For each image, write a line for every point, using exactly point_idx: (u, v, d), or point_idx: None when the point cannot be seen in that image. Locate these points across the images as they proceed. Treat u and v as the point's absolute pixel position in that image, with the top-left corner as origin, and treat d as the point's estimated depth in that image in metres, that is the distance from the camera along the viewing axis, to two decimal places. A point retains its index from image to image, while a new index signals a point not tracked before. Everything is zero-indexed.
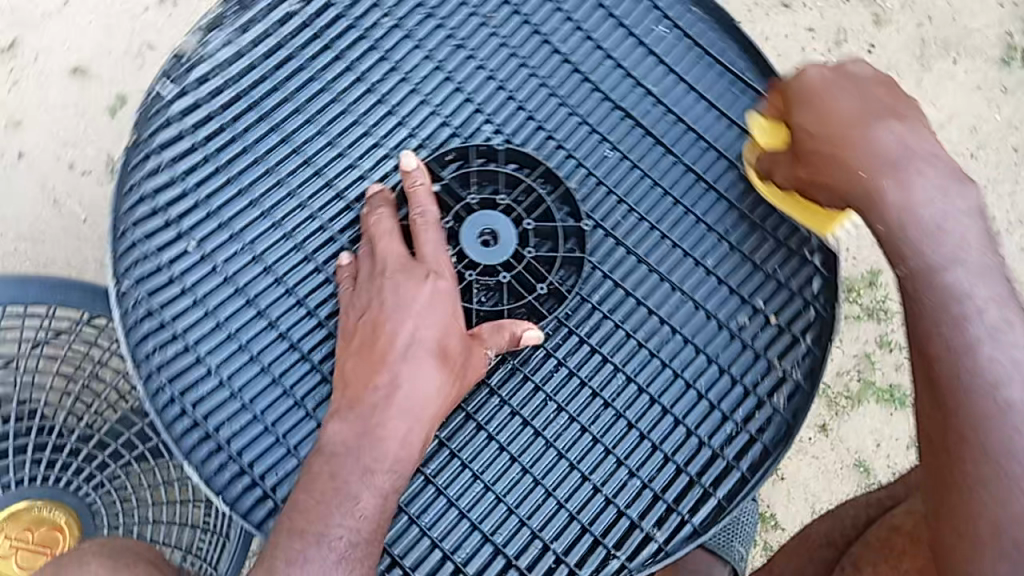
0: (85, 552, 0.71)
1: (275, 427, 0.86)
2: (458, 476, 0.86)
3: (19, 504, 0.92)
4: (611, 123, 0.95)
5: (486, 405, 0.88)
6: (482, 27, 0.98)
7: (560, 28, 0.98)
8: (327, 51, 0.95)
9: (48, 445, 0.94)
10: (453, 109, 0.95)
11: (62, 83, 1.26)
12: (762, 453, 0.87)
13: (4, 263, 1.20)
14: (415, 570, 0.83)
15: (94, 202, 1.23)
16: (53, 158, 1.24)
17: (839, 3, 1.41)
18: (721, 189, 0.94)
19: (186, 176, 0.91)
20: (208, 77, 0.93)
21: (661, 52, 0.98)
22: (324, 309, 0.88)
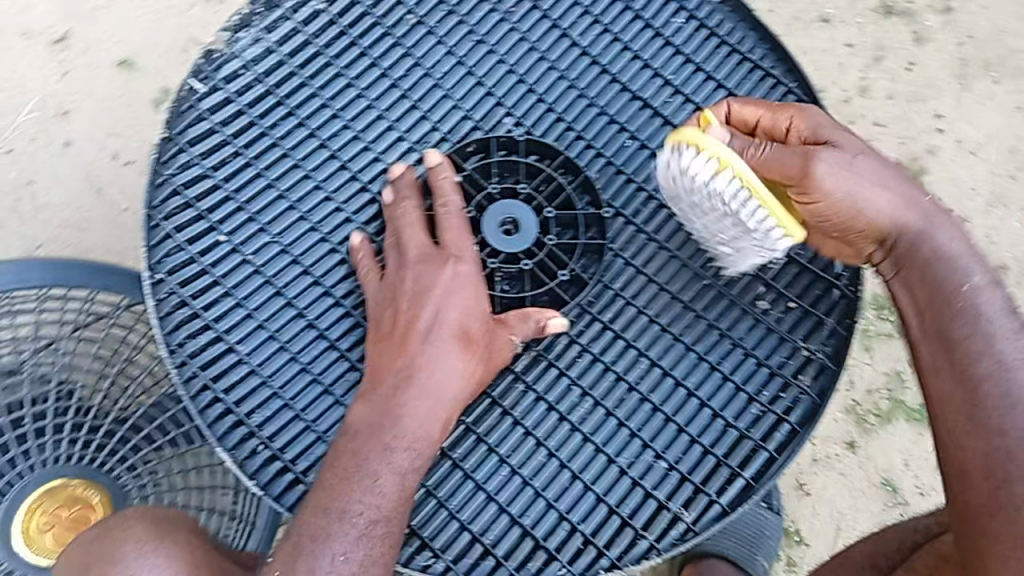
0: (130, 516, 0.76)
1: (305, 413, 0.86)
2: (485, 461, 0.86)
3: (55, 481, 0.92)
4: (634, 115, 0.96)
5: (511, 391, 0.88)
6: (503, 22, 0.99)
7: (579, 22, 1.00)
8: (353, 47, 0.97)
9: (84, 426, 0.95)
10: (475, 103, 0.96)
11: (109, 75, 1.28)
12: (791, 431, 0.87)
13: (48, 249, 1.23)
14: (444, 553, 0.84)
15: (136, 192, 1.25)
16: (98, 147, 1.26)
17: (878, 19, 1.42)
18: None
19: (218, 170, 0.92)
20: (238, 75, 0.95)
21: (683, 47, 0.99)
22: (351, 299, 0.90)
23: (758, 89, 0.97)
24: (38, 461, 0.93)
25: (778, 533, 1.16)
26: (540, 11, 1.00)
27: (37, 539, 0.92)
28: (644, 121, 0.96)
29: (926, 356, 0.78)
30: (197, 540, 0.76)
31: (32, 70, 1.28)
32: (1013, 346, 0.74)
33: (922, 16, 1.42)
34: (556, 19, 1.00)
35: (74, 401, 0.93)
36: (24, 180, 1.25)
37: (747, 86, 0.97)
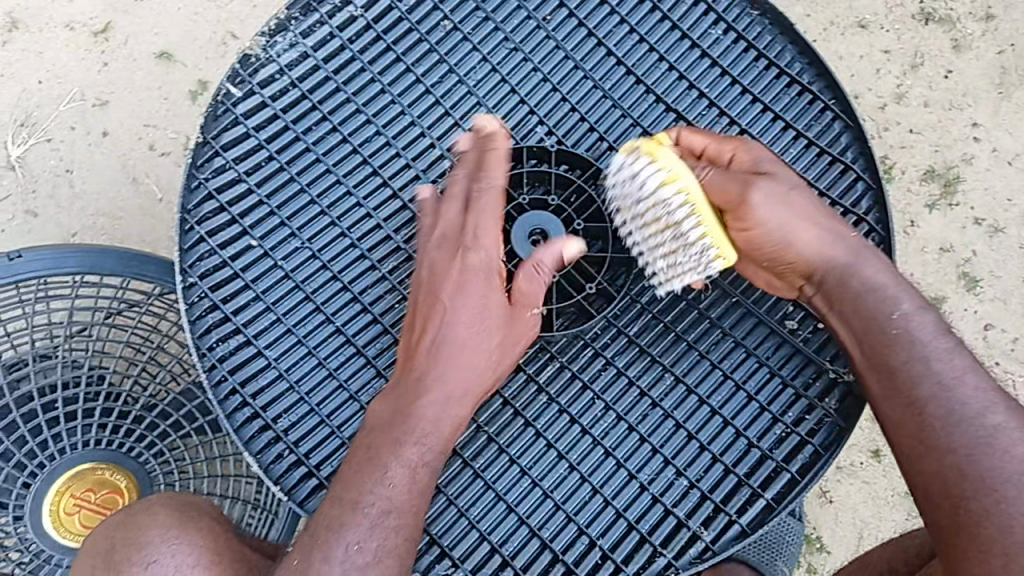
0: (154, 502, 0.78)
1: (331, 419, 0.88)
2: (506, 471, 0.87)
3: (85, 464, 0.94)
4: (667, 128, 0.95)
5: (534, 402, 0.89)
6: (538, 29, 0.98)
7: (614, 31, 0.98)
8: (388, 53, 0.96)
9: (115, 411, 0.95)
10: (507, 111, 0.95)
11: (147, 67, 1.30)
12: (812, 454, 0.88)
13: (84, 236, 1.25)
14: (463, 562, 0.84)
15: (171, 183, 1.27)
16: (135, 137, 1.28)
17: (917, 26, 1.39)
18: None
19: (251, 174, 0.93)
20: (274, 79, 0.95)
21: (719, 58, 0.97)
22: (379, 306, 0.90)
23: (795, 103, 0.96)
24: (66, 445, 0.94)
25: (800, 538, 1.16)
26: (576, 19, 0.98)
27: (66, 520, 0.93)
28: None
29: (875, 385, 0.79)
30: (220, 528, 0.77)
31: (72, 60, 1.30)
32: (950, 365, 0.77)
33: (963, 23, 1.40)
34: (592, 27, 0.98)
35: (104, 389, 0.93)
36: (62, 169, 1.27)
37: (783, 100, 0.96)
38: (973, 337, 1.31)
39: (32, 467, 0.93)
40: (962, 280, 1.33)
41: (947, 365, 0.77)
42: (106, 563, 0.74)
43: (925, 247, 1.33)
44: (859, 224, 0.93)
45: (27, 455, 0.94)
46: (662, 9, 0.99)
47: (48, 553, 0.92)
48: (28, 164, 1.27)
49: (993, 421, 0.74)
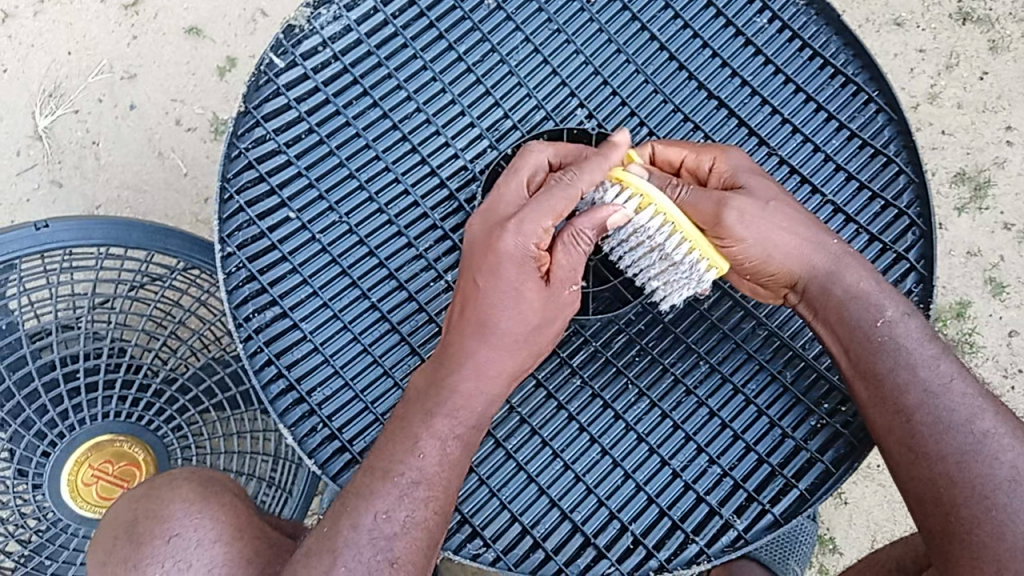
0: (177, 476, 0.78)
1: (364, 394, 0.88)
2: (539, 453, 0.87)
3: (102, 436, 0.93)
4: (710, 116, 0.94)
5: (567, 385, 0.89)
6: (582, 11, 0.96)
7: (659, 16, 0.96)
8: (431, 30, 0.94)
9: (134, 384, 0.95)
10: (549, 93, 0.94)
11: (176, 41, 1.30)
12: (847, 444, 0.86)
13: (107, 209, 1.26)
14: (495, 542, 0.85)
15: (197, 159, 1.27)
16: (162, 112, 1.28)
17: (955, 25, 1.37)
18: (825, 187, 0.92)
19: (291, 146, 0.91)
20: (317, 50, 0.93)
21: (763, 47, 0.96)
22: (415, 283, 0.90)
23: (837, 95, 0.94)
24: (80, 417, 0.93)
25: (812, 538, 1.14)
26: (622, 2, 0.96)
27: (84, 491, 0.94)
28: (719, 122, 0.94)
29: (863, 394, 0.80)
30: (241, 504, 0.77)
31: (102, 32, 1.29)
32: (936, 372, 0.78)
33: (1002, 23, 1.37)
34: (638, 11, 0.96)
35: (127, 361, 0.93)
36: (88, 141, 1.27)
37: (827, 92, 0.95)
38: (995, 343, 1.30)
39: (52, 436, 0.92)
40: (989, 285, 1.31)
41: (932, 373, 0.78)
42: (128, 534, 0.74)
43: (952, 251, 1.32)
44: (899, 218, 0.92)
45: (48, 425, 0.94)
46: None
47: (66, 523, 0.93)
48: (55, 135, 1.27)
49: (981, 427, 0.75)
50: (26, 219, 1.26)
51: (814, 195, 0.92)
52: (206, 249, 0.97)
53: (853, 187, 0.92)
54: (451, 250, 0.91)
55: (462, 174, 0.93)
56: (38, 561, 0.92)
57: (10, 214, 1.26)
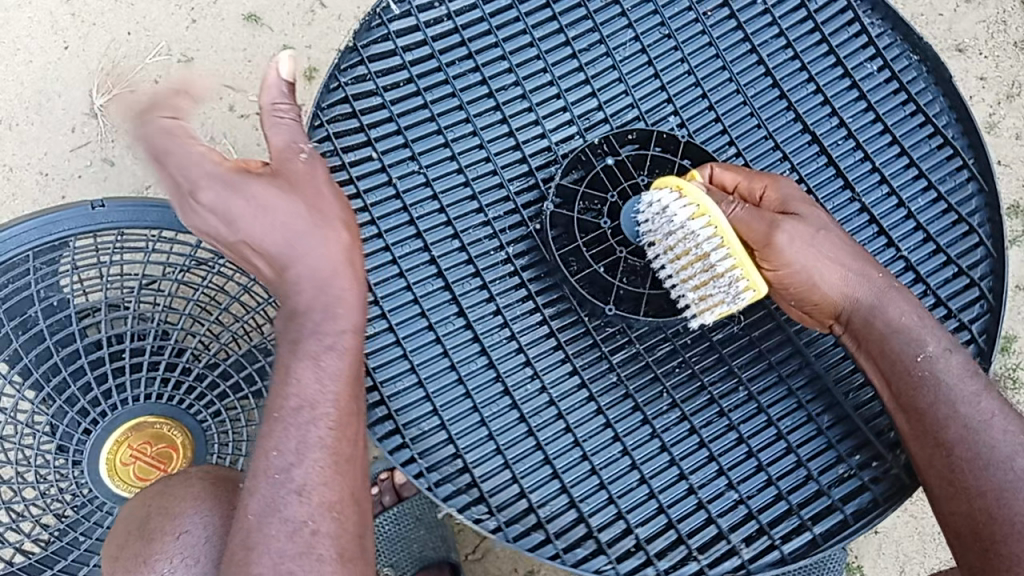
0: (191, 475, 0.78)
1: (412, 355, 0.86)
2: (560, 438, 0.86)
3: (143, 418, 0.94)
4: (801, 149, 0.93)
5: (602, 378, 0.88)
6: (695, 23, 0.95)
7: (771, 42, 0.95)
8: (545, 9, 0.94)
9: (178, 366, 0.95)
10: (646, 93, 0.94)
11: (234, 27, 1.30)
12: (872, 499, 0.85)
13: (158, 190, 1.27)
14: (499, 511, 0.83)
15: (247, 145, 1.28)
16: (216, 97, 1.29)
17: (1017, 54, 1.35)
18: (886, 224, 0.92)
19: (387, 90, 0.90)
20: (432, 6, 0.93)
21: (868, 93, 0.95)
22: (485, 263, 0.89)
23: (929, 152, 0.94)
24: (121, 398, 0.94)
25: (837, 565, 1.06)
26: (732, 13, 0.95)
27: (121, 470, 0.94)
28: (808, 157, 0.93)
29: (906, 427, 0.79)
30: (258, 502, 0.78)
31: (161, 14, 1.30)
32: (978, 409, 0.76)
33: None
34: (750, 31, 0.95)
35: (172, 344, 0.93)
36: None
37: (918, 143, 0.94)
38: None
39: (95, 415, 0.93)
40: None
41: (973, 410, 0.76)
42: (142, 530, 0.75)
43: None
44: (970, 288, 0.91)
45: (90, 402, 0.94)
46: (810, 11, 0.96)
47: (102, 500, 0.94)
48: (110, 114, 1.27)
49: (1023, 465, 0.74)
50: (77, 196, 1.26)
51: (890, 249, 0.91)
52: None
53: (931, 250, 0.92)
54: (517, 225, 0.91)
55: (545, 153, 0.92)
56: (73, 536, 0.93)
57: (61, 189, 1.26)
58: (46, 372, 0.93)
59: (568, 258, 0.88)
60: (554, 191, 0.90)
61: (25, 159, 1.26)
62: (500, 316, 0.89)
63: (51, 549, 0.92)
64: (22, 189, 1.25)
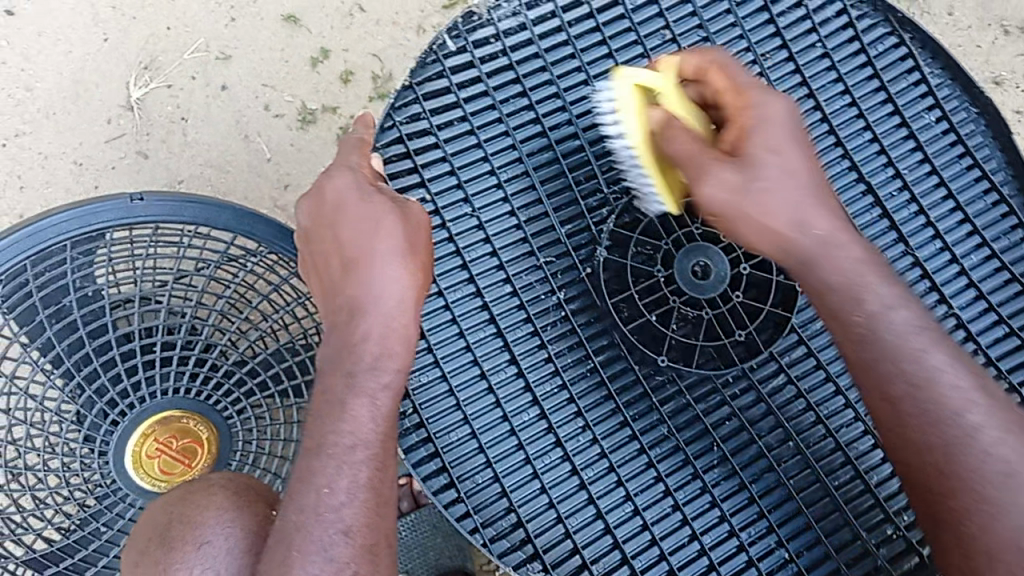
0: (214, 480, 0.78)
1: (466, 406, 0.89)
2: (612, 490, 0.88)
3: (168, 412, 0.94)
4: (855, 198, 0.93)
5: (653, 429, 0.89)
6: (752, 63, 0.94)
7: (826, 81, 0.95)
8: (601, 46, 0.94)
9: (207, 360, 0.94)
10: None
11: (274, 28, 1.30)
12: (919, 562, 0.86)
13: (190, 185, 1.27)
14: (554, 568, 0.85)
15: (281, 146, 1.29)
16: (253, 96, 1.29)
17: None
18: (930, 264, 0.93)
19: (440, 129, 0.91)
20: (488, 42, 0.93)
21: (925, 144, 0.95)
22: (536, 304, 0.91)
23: (981, 204, 0.95)
24: (148, 391, 0.94)
25: None
26: (788, 52, 0.95)
27: (146, 463, 0.94)
28: (856, 198, 0.93)
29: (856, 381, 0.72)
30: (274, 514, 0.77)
31: (201, 11, 1.30)
32: (920, 362, 0.69)
33: None
34: (801, 62, 0.95)
35: (202, 339, 0.93)
36: (178, 117, 1.28)
37: (960, 181, 0.95)
38: None
39: (122, 406, 0.93)
40: None
41: (919, 365, 0.69)
42: (161, 539, 0.75)
43: None
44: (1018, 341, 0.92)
45: (118, 393, 0.94)
46: (869, 56, 0.95)
47: (126, 492, 0.94)
48: (146, 107, 1.28)
49: (972, 420, 0.67)
50: (111, 186, 1.27)
51: (941, 305, 0.92)
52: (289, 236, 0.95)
53: (982, 305, 0.93)
54: (568, 268, 0.92)
55: (596, 195, 0.93)
56: (94, 526, 0.93)
57: (95, 178, 1.27)
58: (76, 362, 0.93)
59: (620, 305, 0.91)
60: (605, 236, 0.91)
61: (59, 149, 1.27)
62: (552, 363, 0.90)
63: (72, 538, 0.93)
64: (55, 178, 1.26)
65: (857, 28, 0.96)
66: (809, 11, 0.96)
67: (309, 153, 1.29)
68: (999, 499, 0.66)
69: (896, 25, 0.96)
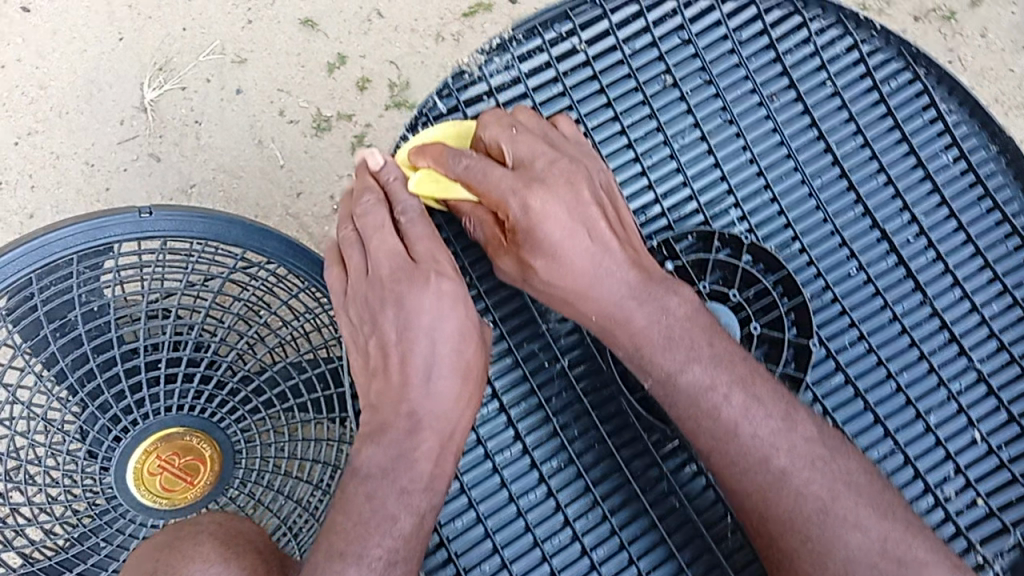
0: (202, 530, 0.76)
1: (469, 488, 0.89)
2: (621, 566, 0.88)
3: (172, 428, 0.93)
4: (870, 247, 0.93)
5: (664, 504, 0.89)
6: (759, 107, 0.94)
7: (839, 127, 0.94)
8: (601, 97, 0.92)
9: (213, 380, 0.93)
10: (705, 185, 0.93)
11: (291, 31, 1.28)
12: None
13: (202, 190, 1.26)
14: None
15: (296, 153, 1.27)
16: (267, 100, 1.27)
17: None
18: (947, 312, 0.94)
19: None
20: (482, 98, 0.91)
21: (941, 184, 0.95)
22: (540, 377, 0.90)
23: (999, 248, 0.95)
24: (153, 407, 0.93)
25: None
26: (796, 92, 0.94)
27: (148, 479, 0.93)
28: (877, 255, 0.93)
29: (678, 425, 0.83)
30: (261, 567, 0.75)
31: (218, 13, 1.27)
32: (727, 414, 0.78)
33: None
34: (809, 102, 0.94)
35: (209, 357, 0.92)
36: (191, 120, 1.26)
37: (980, 225, 0.95)
38: None
39: (126, 422, 0.92)
40: None
41: (716, 422, 0.78)
42: None
43: None
44: None
45: (124, 408, 0.93)
46: (881, 92, 0.95)
47: (125, 507, 0.93)
48: (160, 109, 1.26)
49: (779, 464, 0.77)
50: (122, 188, 1.25)
51: (959, 357, 0.93)
52: (300, 253, 0.93)
53: (1003, 358, 0.94)
54: (572, 334, 0.91)
55: None
56: (93, 540, 0.92)
57: (106, 180, 1.25)
58: (80, 377, 0.92)
59: (625, 375, 0.89)
60: None
61: (71, 148, 1.25)
62: (556, 434, 0.90)
63: (71, 552, 0.91)
64: (67, 178, 1.25)
65: (868, 64, 0.95)
66: (817, 47, 0.95)
67: (323, 160, 1.27)
68: (822, 539, 0.74)
69: (910, 60, 0.95)
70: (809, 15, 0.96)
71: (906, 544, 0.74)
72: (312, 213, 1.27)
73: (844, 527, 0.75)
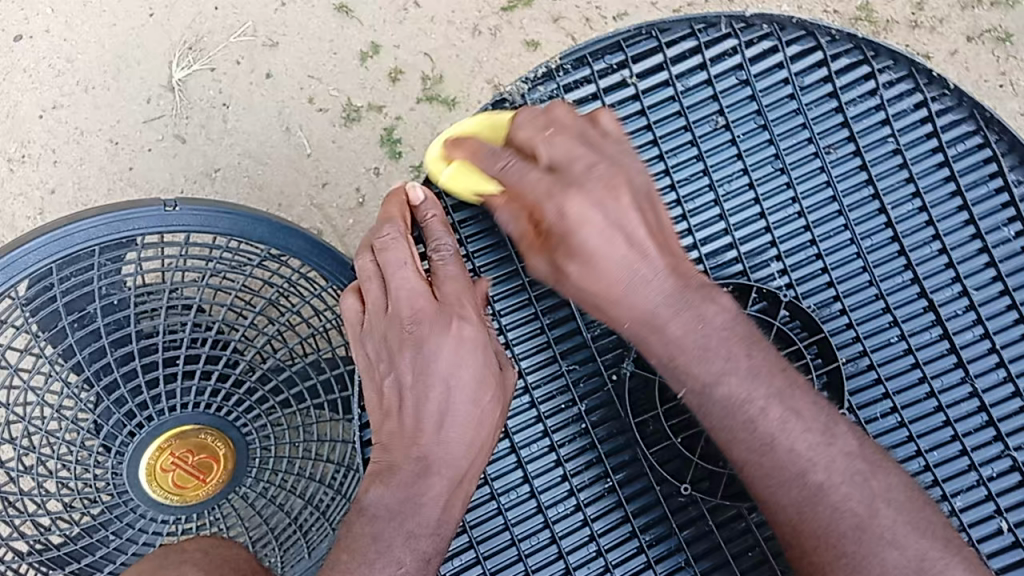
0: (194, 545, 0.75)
1: (469, 520, 0.88)
2: None
3: (187, 426, 0.91)
4: (907, 304, 0.90)
5: (668, 557, 0.88)
6: (814, 157, 0.90)
7: (898, 187, 0.90)
8: (647, 132, 0.89)
9: (232, 379, 0.91)
10: (742, 222, 0.90)
11: (325, 16, 1.25)
12: None
13: (226, 174, 1.23)
14: None
15: (323, 142, 1.24)
16: (297, 86, 1.24)
17: None
18: (975, 370, 0.90)
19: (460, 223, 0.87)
20: None
21: (986, 233, 0.91)
22: (553, 418, 0.88)
23: None
24: (171, 403, 0.91)
25: None
26: (856, 144, 0.90)
27: (160, 476, 0.91)
28: (912, 310, 0.90)
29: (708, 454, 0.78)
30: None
31: None
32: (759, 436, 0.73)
33: None
34: (869, 156, 0.90)
35: (228, 355, 0.90)
36: (219, 102, 1.24)
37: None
38: None
39: (140, 418, 0.90)
40: None
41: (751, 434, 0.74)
42: None
43: None
44: None
45: (139, 403, 0.92)
46: (948, 155, 0.90)
47: (138, 503, 0.91)
48: (188, 89, 1.23)
49: (817, 480, 0.72)
50: (145, 169, 1.23)
51: (987, 427, 0.90)
52: (326, 255, 0.91)
53: None
54: (591, 376, 0.88)
55: None
56: (101, 534, 0.91)
57: (130, 159, 1.23)
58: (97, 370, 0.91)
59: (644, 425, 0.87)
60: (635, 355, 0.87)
61: (96, 124, 1.23)
62: (562, 468, 0.88)
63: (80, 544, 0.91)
64: (90, 155, 1.23)
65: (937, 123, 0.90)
66: (883, 101, 0.90)
67: (350, 151, 1.24)
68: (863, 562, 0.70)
69: (982, 124, 0.90)
70: (879, 66, 0.90)
71: (944, 564, 0.69)
72: (336, 206, 1.24)
73: (881, 555, 0.70)
